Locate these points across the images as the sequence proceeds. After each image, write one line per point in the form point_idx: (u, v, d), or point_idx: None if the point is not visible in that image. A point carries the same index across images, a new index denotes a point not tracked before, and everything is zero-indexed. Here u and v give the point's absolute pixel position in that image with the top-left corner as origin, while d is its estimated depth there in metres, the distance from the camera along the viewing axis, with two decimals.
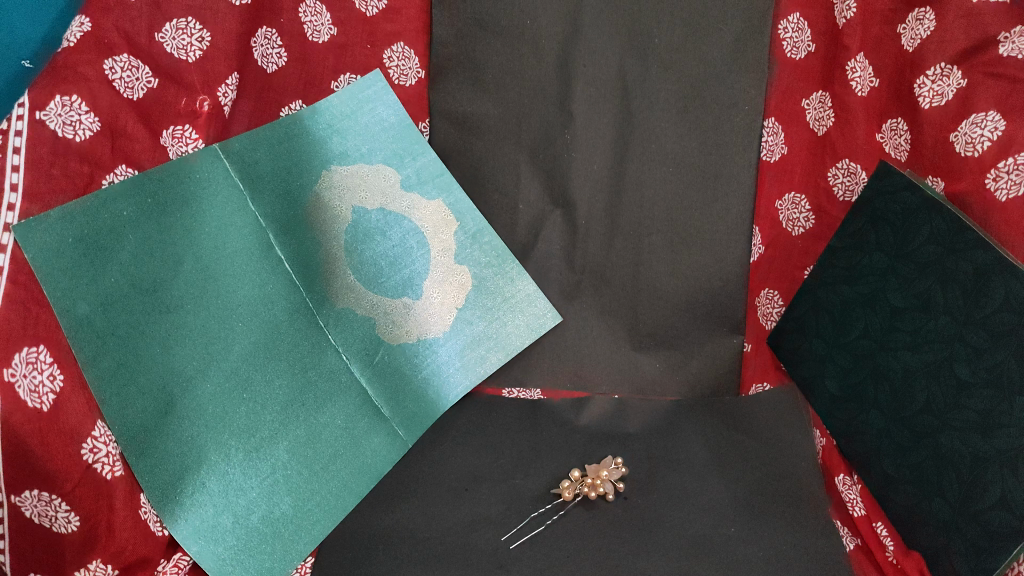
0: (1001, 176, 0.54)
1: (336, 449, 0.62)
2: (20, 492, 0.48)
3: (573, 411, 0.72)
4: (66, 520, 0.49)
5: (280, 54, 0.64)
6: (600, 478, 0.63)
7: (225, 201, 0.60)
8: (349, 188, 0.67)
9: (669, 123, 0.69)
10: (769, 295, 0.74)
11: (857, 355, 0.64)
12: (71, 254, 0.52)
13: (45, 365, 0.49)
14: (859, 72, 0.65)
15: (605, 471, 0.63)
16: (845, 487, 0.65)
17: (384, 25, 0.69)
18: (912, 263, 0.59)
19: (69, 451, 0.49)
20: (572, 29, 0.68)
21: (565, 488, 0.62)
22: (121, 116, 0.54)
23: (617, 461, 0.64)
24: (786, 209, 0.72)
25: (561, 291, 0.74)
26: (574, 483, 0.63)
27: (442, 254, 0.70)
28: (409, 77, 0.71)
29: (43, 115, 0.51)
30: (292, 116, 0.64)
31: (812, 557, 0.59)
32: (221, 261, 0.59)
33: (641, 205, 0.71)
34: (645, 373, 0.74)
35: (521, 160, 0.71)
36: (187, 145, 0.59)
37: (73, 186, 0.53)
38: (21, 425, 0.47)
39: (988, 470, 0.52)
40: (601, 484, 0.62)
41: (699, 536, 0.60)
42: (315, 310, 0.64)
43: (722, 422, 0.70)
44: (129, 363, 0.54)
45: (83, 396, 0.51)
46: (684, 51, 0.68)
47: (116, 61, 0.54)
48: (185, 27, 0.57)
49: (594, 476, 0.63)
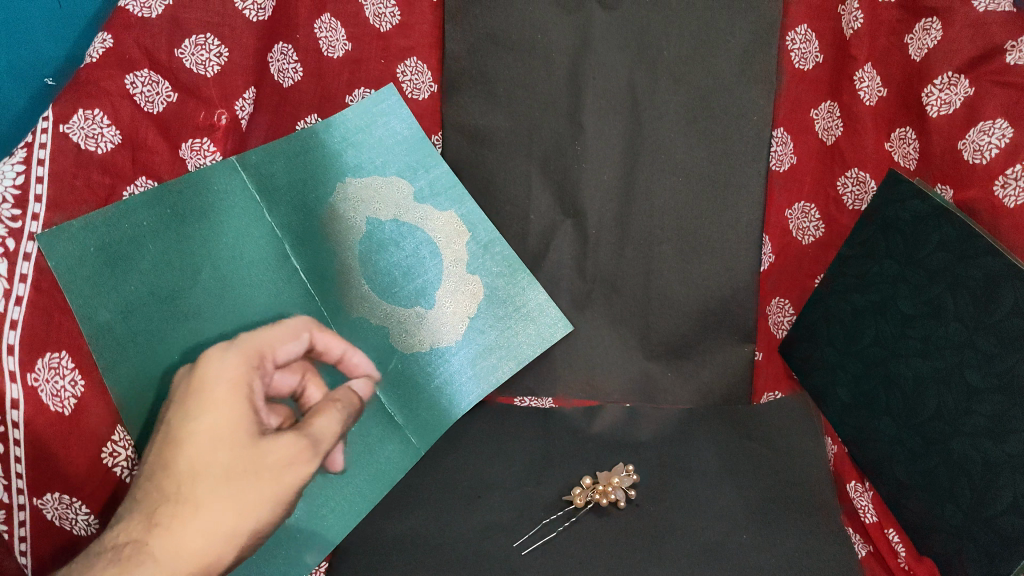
0: (1009, 183, 0.55)
1: (349, 457, 0.62)
2: (41, 495, 0.50)
3: (585, 418, 0.71)
4: (85, 521, 0.52)
5: (295, 69, 0.67)
6: (611, 485, 0.63)
7: (242, 213, 0.61)
8: (363, 200, 0.66)
9: (679, 134, 0.70)
10: (780, 304, 0.74)
11: (868, 363, 0.64)
12: (93, 263, 0.54)
13: (66, 370, 0.52)
14: (867, 82, 0.67)
15: (614, 483, 0.63)
16: (856, 494, 0.66)
17: (397, 41, 0.71)
18: (922, 270, 0.59)
19: (90, 455, 0.53)
20: (581, 44, 0.69)
21: (576, 495, 0.63)
22: (141, 130, 0.57)
23: (629, 469, 0.64)
24: (796, 219, 0.72)
25: (572, 300, 0.72)
26: (585, 491, 0.63)
27: (454, 265, 0.69)
28: (421, 91, 0.72)
29: (67, 128, 0.54)
30: (309, 129, 0.65)
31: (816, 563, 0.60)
32: (237, 271, 0.60)
33: (650, 214, 0.71)
34: (657, 381, 0.72)
35: (532, 171, 0.71)
36: (204, 157, 0.61)
37: (96, 197, 0.55)
38: (44, 428, 0.50)
39: (1000, 475, 0.52)
40: (612, 491, 0.63)
41: (712, 543, 0.61)
42: (330, 319, 0.64)
43: (736, 432, 0.69)
44: (147, 369, 0.56)
45: (104, 403, 0.54)
46: (693, 63, 0.69)
47: (138, 77, 0.57)
48: (204, 42, 0.60)
49: (605, 483, 0.63)
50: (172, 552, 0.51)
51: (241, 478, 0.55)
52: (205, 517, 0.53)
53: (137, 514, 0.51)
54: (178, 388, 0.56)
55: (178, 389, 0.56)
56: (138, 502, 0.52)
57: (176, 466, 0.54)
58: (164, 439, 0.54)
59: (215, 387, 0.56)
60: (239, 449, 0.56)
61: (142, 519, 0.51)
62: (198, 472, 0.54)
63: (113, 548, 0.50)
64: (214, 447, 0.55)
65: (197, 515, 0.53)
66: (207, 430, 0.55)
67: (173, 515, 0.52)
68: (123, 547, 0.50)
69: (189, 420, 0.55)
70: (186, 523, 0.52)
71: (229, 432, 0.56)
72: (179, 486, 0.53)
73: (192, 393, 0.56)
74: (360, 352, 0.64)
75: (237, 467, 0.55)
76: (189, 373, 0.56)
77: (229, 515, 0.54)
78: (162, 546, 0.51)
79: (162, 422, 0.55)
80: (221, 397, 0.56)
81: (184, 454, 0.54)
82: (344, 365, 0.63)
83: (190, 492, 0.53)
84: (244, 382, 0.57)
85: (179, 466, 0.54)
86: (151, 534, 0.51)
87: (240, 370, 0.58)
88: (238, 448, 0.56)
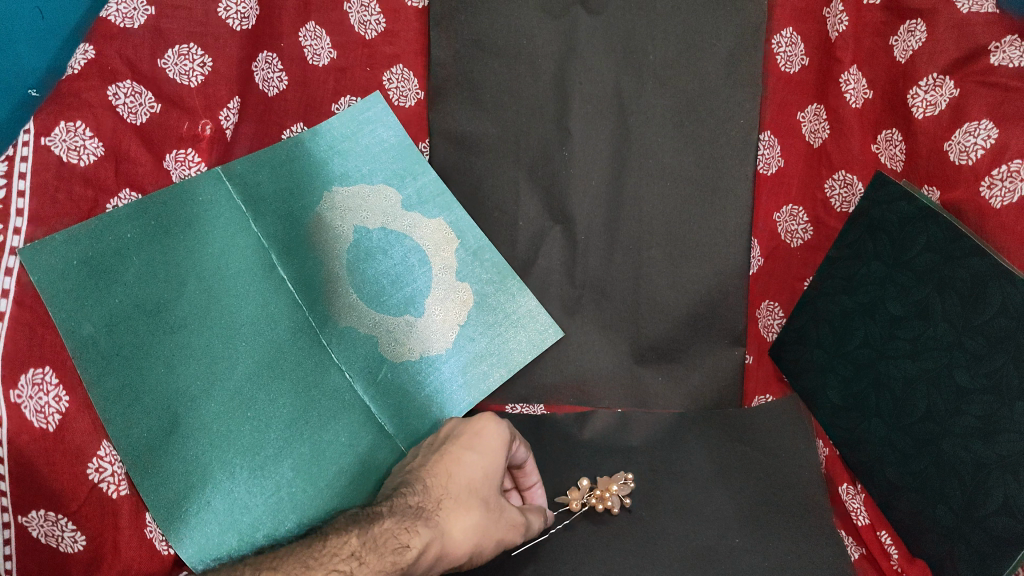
0: (996, 183, 0.55)
1: (341, 467, 0.59)
2: (27, 512, 0.49)
3: (577, 424, 0.68)
4: (72, 539, 0.50)
5: (280, 78, 0.66)
6: (609, 492, 0.63)
7: (228, 223, 0.62)
8: (351, 209, 0.67)
9: (665, 138, 0.70)
10: (769, 308, 0.73)
11: (857, 365, 0.63)
12: (75, 276, 0.55)
13: (50, 387, 0.52)
14: (853, 84, 0.67)
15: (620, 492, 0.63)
16: (848, 496, 0.65)
17: (383, 48, 0.71)
18: (910, 271, 0.58)
19: (75, 471, 0.51)
20: (568, 48, 0.70)
21: (573, 496, 0.63)
22: (124, 141, 0.57)
23: (629, 478, 0.64)
24: (784, 222, 0.72)
25: (562, 306, 0.71)
26: (582, 494, 0.63)
27: (443, 272, 0.68)
28: (409, 98, 0.72)
29: (49, 141, 0.54)
30: (293, 139, 0.66)
31: (803, 566, 0.61)
32: (223, 282, 0.60)
33: (639, 219, 0.70)
34: (648, 387, 0.70)
35: (520, 177, 0.71)
36: (189, 169, 0.61)
37: (78, 210, 0.56)
38: (26, 445, 0.49)
39: (991, 475, 0.52)
40: (609, 498, 0.63)
41: (704, 547, 0.62)
42: (318, 329, 0.63)
43: (727, 436, 0.68)
44: (133, 383, 0.55)
45: (88, 416, 0.53)
46: (678, 67, 0.70)
47: (120, 88, 0.57)
48: (187, 52, 0.60)
49: (603, 489, 0.63)
50: (430, 549, 0.47)
51: (485, 510, 0.51)
52: (457, 532, 0.49)
53: (429, 492, 0.50)
54: (444, 433, 0.57)
55: (443, 428, 0.57)
56: (431, 480, 0.51)
57: (460, 479, 0.51)
58: (450, 450, 0.53)
59: (497, 432, 0.54)
60: (492, 485, 0.52)
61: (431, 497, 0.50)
62: (474, 490, 0.51)
63: (410, 507, 0.49)
64: (485, 477, 0.52)
65: (453, 523, 0.49)
66: (485, 462, 0.53)
67: (451, 507, 0.50)
68: (417, 510, 0.48)
69: (470, 449, 0.53)
70: (450, 524, 0.49)
71: (497, 475, 0.53)
72: (458, 485, 0.51)
73: (476, 428, 0.54)
74: (540, 488, 0.63)
75: (487, 502, 0.52)
76: (473, 419, 0.55)
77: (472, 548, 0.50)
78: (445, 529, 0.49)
79: (446, 443, 0.54)
80: (499, 443, 0.53)
81: (466, 469, 0.52)
82: (528, 492, 0.62)
83: (466, 496, 0.51)
84: (512, 436, 0.56)
85: (462, 481, 0.51)
86: (438, 514, 0.49)
87: (509, 435, 0.55)
88: (492, 484, 0.52)
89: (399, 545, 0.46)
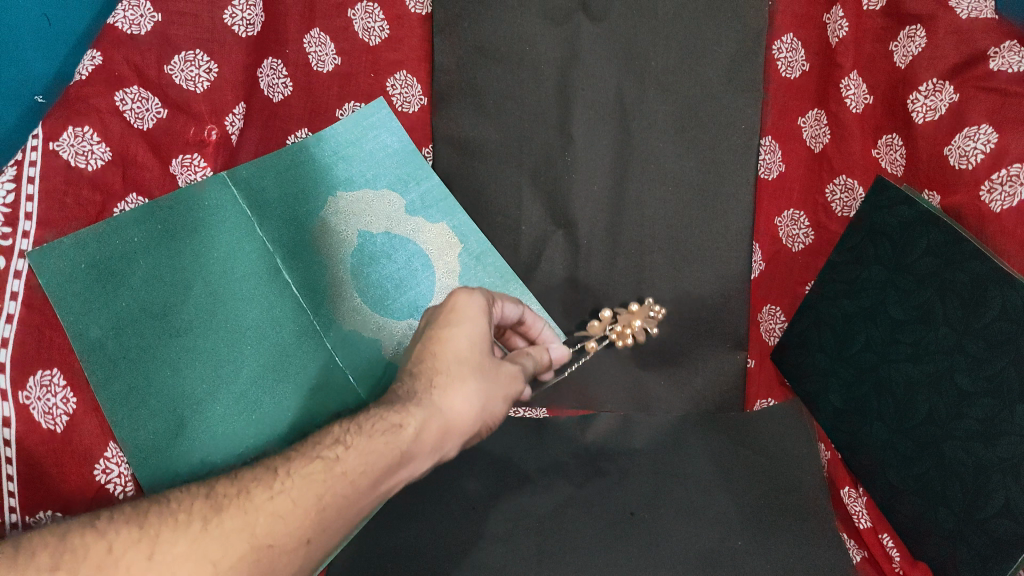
0: (996, 187, 0.56)
1: None
2: (35, 513, 0.50)
3: (580, 428, 0.69)
4: None
5: (285, 84, 0.68)
6: (630, 328, 0.69)
7: (233, 227, 0.62)
8: (355, 213, 0.67)
9: (668, 143, 0.70)
10: (771, 312, 0.73)
11: (859, 369, 0.63)
12: (83, 280, 0.56)
13: (58, 388, 0.53)
14: (853, 90, 0.68)
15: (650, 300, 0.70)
16: (851, 500, 0.66)
17: (386, 54, 0.72)
18: (912, 276, 0.59)
19: (82, 472, 0.53)
20: (570, 55, 0.70)
21: (597, 327, 0.68)
22: (132, 146, 0.58)
23: (659, 308, 0.69)
24: (785, 226, 0.72)
25: (564, 311, 0.71)
26: (603, 325, 0.69)
27: (445, 277, 0.68)
28: (412, 104, 0.73)
29: (57, 146, 0.55)
30: (298, 144, 0.66)
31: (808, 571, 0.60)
32: (230, 285, 0.60)
33: (641, 223, 0.70)
34: (650, 390, 0.71)
35: (522, 183, 0.71)
36: (195, 173, 0.62)
37: (86, 214, 0.57)
38: (36, 446, 0.50)
39: (991, 478, 0.52)
40: (629, 334, 0.69)
41: (706, 551, 0.61)
42: (322, 332, 0.63)
43: (729, 439, 0.68)
44: (140, 385, 0.56)
45: (96, 419, 0.54)
46: (680, 73, 0.70)
47: (127, 93, 0.58)
48: (193, 58, 0.61)
49: (625, 325, 0.69)
50: (430, 425, 0.45)
51: (482, 374, 0.48)
52: (455, 402, 0.46)
53: (418, 376, 0.47)
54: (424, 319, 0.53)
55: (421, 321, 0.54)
56: (418, 366, 0.48)
57: (445, 355, 0.48)
58: (430, 332, 0.49)
59: (472, 302, 0.51)
60: (483, 349, 0.49)
61: (421, 381, 0.47)
62: (464, 361, 0.48)
63: (398, 394, 0.46)
64: (472, 346, 0.49)
65: (449, 397, 0.46)
66: (470, 331, 0.49)
67: (443, 382, 0.47)
68: (405, 396, 0.46)
69: (450, 325, 0.49)
70: (445, 398, 0.46)
71: (486, 341, 0.49)
72: (445, 359, 0.48)
73: (448, 306, 0.51)
74: (549, 330, 0.62)
75: (483, 366, 0.48)
76: (445, 300, 0.52)
77: (478, 414, 0.47)
78: (443, 403, 0.46)
79: (425, 328, 0.51)
80: (476, 310, 0.50)
81: (449, 343, 0.48)
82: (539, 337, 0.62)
83: (457, 367, 0.47)
84: (490, 301, 0.52)
85: (447, 356, 0.48)
86: (429, 392, 0.46)
87: (484, 300, 0.52)
88: (483, 350, 0.49)
89: (389, 426, 0.43)
